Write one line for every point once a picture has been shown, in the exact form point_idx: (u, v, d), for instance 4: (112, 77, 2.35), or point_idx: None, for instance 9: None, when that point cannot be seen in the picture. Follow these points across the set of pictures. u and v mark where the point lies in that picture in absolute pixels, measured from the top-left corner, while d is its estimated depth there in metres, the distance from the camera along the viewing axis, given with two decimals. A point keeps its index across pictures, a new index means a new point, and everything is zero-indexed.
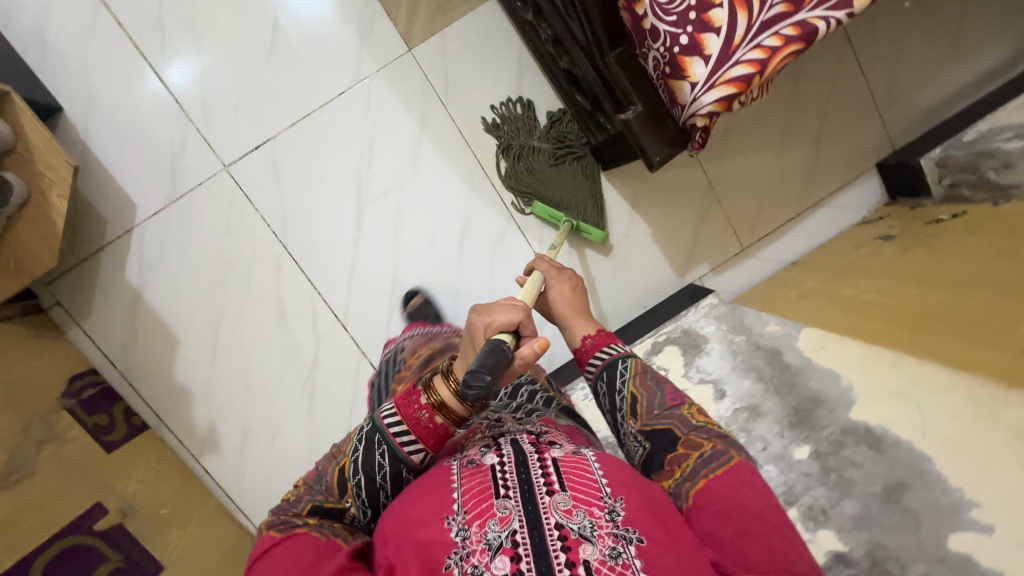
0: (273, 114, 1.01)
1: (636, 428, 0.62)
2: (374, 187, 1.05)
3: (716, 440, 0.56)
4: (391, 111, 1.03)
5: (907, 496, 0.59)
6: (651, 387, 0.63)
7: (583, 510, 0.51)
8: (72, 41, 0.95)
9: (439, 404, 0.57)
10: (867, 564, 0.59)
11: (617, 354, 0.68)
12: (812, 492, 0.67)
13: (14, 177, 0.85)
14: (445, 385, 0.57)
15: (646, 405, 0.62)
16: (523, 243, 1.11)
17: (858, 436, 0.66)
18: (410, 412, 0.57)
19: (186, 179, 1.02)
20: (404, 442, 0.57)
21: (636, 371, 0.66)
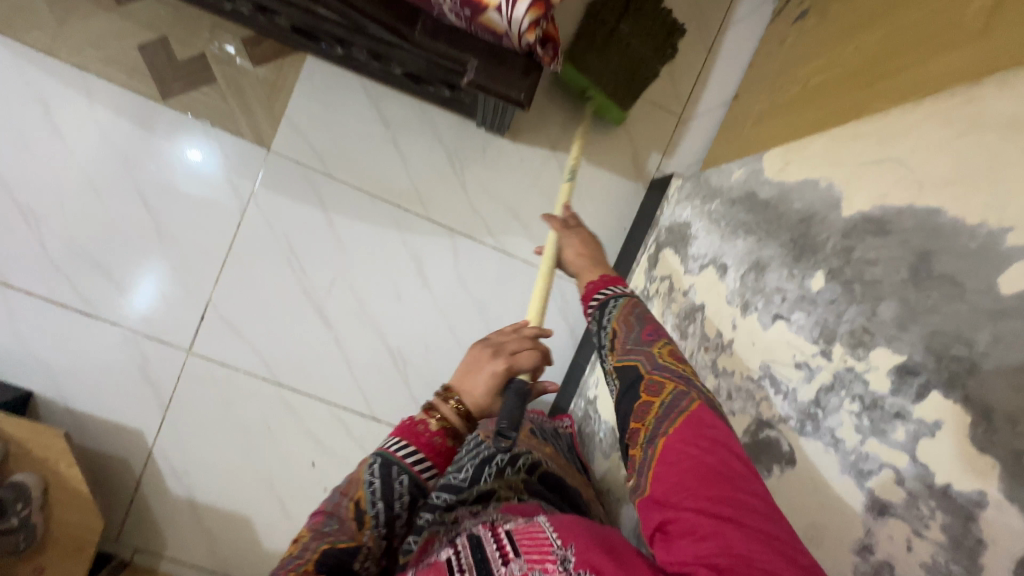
0: (197, 281, 1.01)
1: (613, 364, 0.55)
2: (321, 284, 1.04)
3: (678, 381, 0.48)
4: (290, 212, 1.02)
5: (938, 264, 0.44)
6: (632, 323, 0.56)
7: (538, 570, 0.44)
8: (4, 331, 0.98)
9: (447, 423, 0.49)
10: (932, 364, 0.43)
11: (611, 295, 0.60)
12: (846, 315, 0.50)
13: (25, 475, 0.88)
14: (445, 401, 0.51)
15: (622, 338, 0.55)
16: (478, 244, 1.07)
17: (860, 227, 0.52)
18: (420, 440, 0.48)
19: (165, 381, 1.03)
20: (416, 464, 0.47)
21: (624, 306, 0.58)
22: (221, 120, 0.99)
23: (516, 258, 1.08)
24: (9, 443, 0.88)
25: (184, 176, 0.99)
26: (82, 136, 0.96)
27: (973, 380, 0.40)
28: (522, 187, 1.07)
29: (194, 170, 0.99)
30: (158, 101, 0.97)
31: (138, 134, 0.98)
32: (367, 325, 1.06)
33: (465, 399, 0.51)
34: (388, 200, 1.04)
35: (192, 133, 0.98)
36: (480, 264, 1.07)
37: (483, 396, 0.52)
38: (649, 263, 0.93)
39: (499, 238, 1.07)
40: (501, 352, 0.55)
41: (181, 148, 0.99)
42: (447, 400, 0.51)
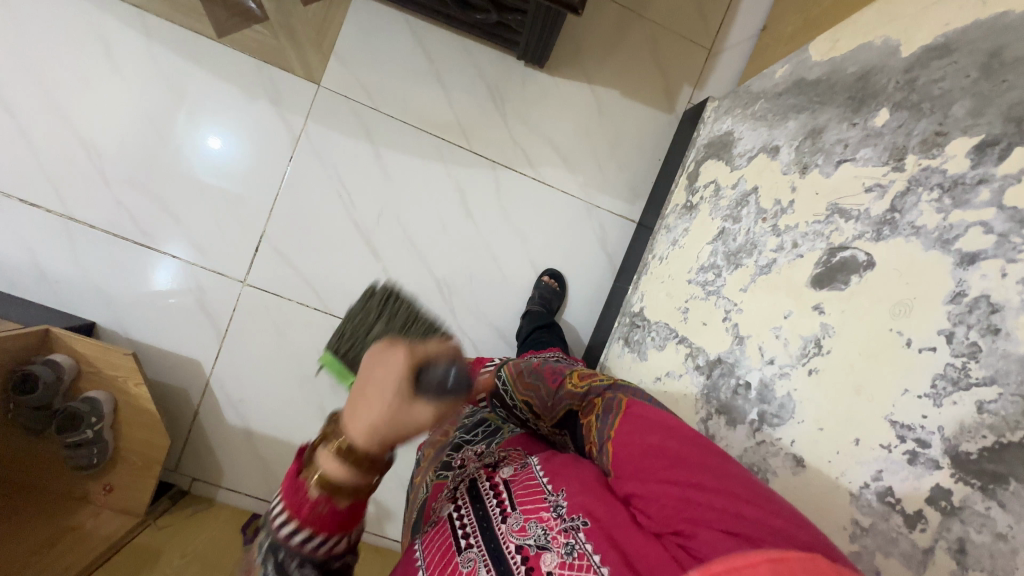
0: (251, 214, 1.05)
1: (549, 424, 0.61)
2: (369, 216, 1.08)
3: (605, 393, 0.54)
4: (339, 145, 1.06)
5: (1012, 49, 0.41)
6: (535, 384, 0.65)
7: (535, 520, 0.45)
8: (69, 264, 1.03)
9: (329, 485, 0.38)
10: (1017, 130, 0.39)
11: (494, 373, 0.73)
12: (915, 130, 0.48)
13: (96, 393, 0.92)
14: (327, 454, 0.38)
15: (539, 404, 0.62)
16: (519, 176, 1.11)
17: (923, 57, 0.49)
18: (304, 512, 0.38)
19: (221, 313, 1.07)
20: (300, 540, 0.38)
21: (516, 380, 0.68)
22: (273, 57, 1.03)
23: (556, 189, 1.12)
24: (80, 363, 0.92)
25: (205, 165, 1.04)
26: (141, 75, 1.01)
27: None
28: (560, 120, 1.11)
29: (213, 160, 1.04)
30: (214, 39, 1.01)
31: (194, 73, 1.02)
32: (414, 256, 1.10)
33: (351, 433, 0.38)
34: (433, 134, 1.08)
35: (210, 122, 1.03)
36: (521, 196, 1.11)
37: (380, 418, 0.38)
38: (691, 178, 0.96)
39: (538, 169, 1.11)
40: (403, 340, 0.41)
41: (203, 137, 1.03)
42: (327, 447, 0.39)
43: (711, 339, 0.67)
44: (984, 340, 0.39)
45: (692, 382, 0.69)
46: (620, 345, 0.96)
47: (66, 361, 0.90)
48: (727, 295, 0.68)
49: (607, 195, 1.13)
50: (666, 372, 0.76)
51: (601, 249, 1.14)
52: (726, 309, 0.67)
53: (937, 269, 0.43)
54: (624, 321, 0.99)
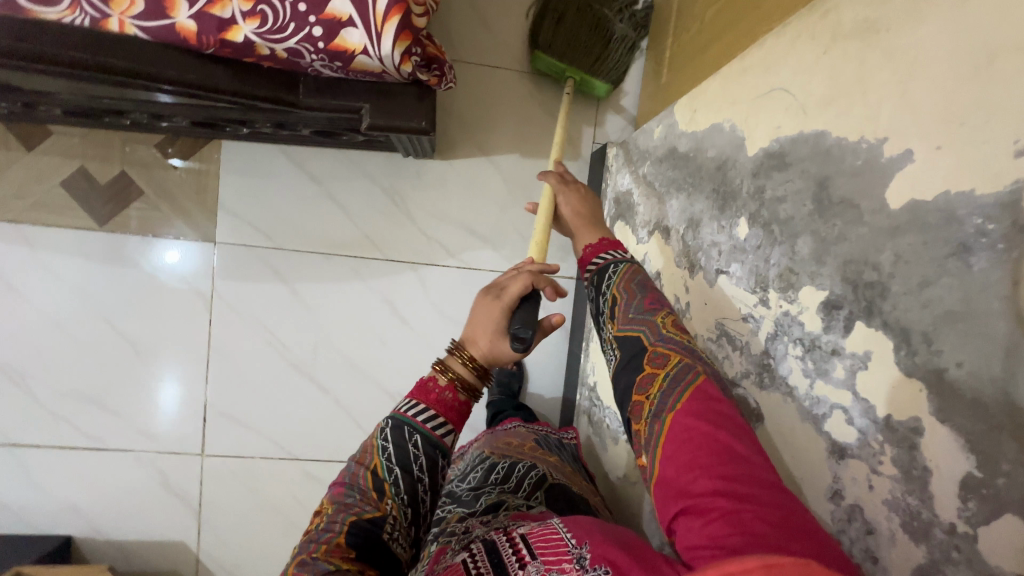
0: (189, 386, 1.02)
1: (612, 333, 0.56)
2: (305, 354, 1.04)
3: (682, 353, 0.49)
4: (253, 294, 1.02)
5: (835, 189, 0.45)
6: (634, 289, 0.57)
7: (556, 571, 0.48)
8: (27, 487, 1.01)
9: (457, 380, 0.56)
10: (852, 291, 0.43)
11: (612, 260, 0.60)
12: (772, 258, 0.51)
13: None
14: (455, 359, 0.57)
15: (624, 310, 0.55)
16: (444, 268, 1.06)
17: (764, 164, 0.53)
18: (433, 398, 0.55)
19: (189, 489, 1.04)
20: (427, 423, 0.54)
21: (623, 274, 0.58)
22: (160, 228, 0.99)
23: (485, 269, 1.07)
24: None
25: (160, 280, 0.99)
26: (39, 285, 0.97)
27: (886, 304, 0.40)
28: (468, 200, 1.06)
29: (168, 274, 0.99)
30: (98, 228, 0.97)
31: (89, 267, 0.98)
32: (362, 378, 1.06)
33: (470, 350, 0.58)
34: (344, 253, 1.03)
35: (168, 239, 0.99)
36: (451, 287, 1.07)
37: (487, 343, 0.58)
38: (608, 239, 0.92)
39: (462, 255, 1.06)
40: (497, 289, 0.60)
41: (160, 248, 0.99)
42: (455, 354, 0.58)
43: None
44: (865, 561, 0.42)
45: None
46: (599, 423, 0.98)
47: None
48: None
49: None
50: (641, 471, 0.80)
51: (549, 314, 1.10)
52: None
53: (815, 451, 0.47)
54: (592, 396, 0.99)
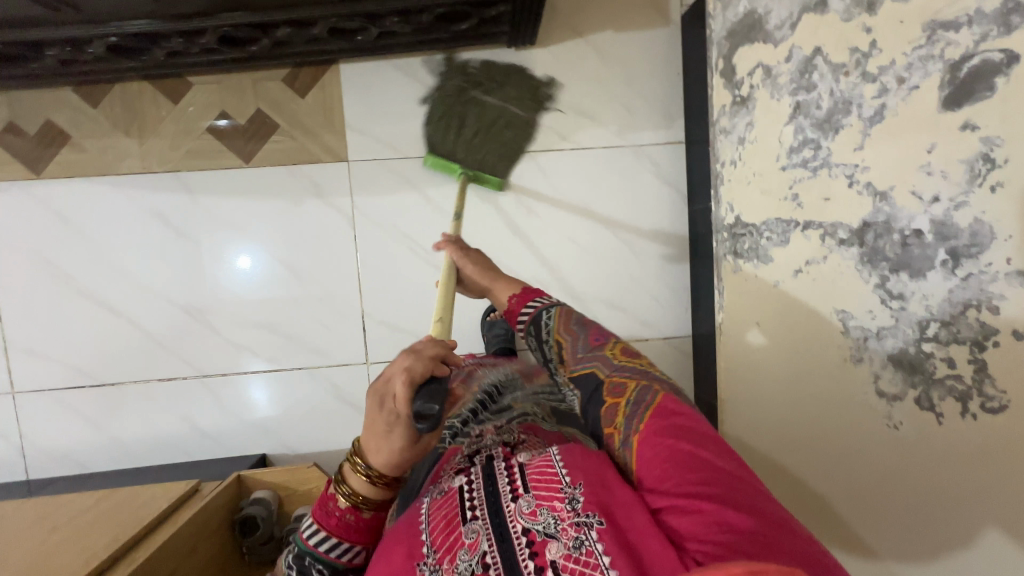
0: (345, 301, 1.10)
1: (568, 373, 0.71)
2: (444, 254, 1.11)
3: (641, 377, 0.64)
4: (389, 205, 1.09)
5: None
6: (576, 332, 0.73)
7: (547, 507, 0.50)
8: (221, 415, 1.11)
9: (355, 500, 0.57)
10: None
11: (541, 307, 0.79)
12: None
13: (305, 508, 0.99)
14: (354, 475, 0.57)
15: (571, 351, 0.72)
16: (559, 153, 1.11)
17: None
18: (334, 523, 0.57)
19: (362, 396, 1.13)
20: (324, 548, 0.56)
21: (560, 318, 0.76)
22: (300, 157, 1.07)
23: (597, 147, 1.12)
24: (279, 490, 1.00)
25: (234, 284, 1.08)
26: (202, 227, 1.07)
27: None
28: (569, 85, 1.10)
29: (247, 278, 1.08)
30: (245, 166, 1.06)
31: (242, 204, 1.07)
32: None
33: (368, 460, 0.56)
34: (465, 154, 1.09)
35: (246, 245, 1.08)
36: (567, 170, 1.12)
37: (386, 452, 0.56)
38: (725, 76, 0.94)
39: (573, 138, 1.11)
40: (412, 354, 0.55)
41: (238, 256, 1.08)
42: (355, 468, 0.57)
43: (843, 211, 0.67)
44: None
45: (846, 257, 0.67)
46: (730, 260, 0.97)
47: (268, 493, 0.98)
48: (841, 164, 0.66)
49: (645, 131, 1.12)
50: (805, 261, 0.75)
51: (664, 183, 1.13)
52: (847, 175, 0.66)
53: None
54: (723, 238, 1.00)
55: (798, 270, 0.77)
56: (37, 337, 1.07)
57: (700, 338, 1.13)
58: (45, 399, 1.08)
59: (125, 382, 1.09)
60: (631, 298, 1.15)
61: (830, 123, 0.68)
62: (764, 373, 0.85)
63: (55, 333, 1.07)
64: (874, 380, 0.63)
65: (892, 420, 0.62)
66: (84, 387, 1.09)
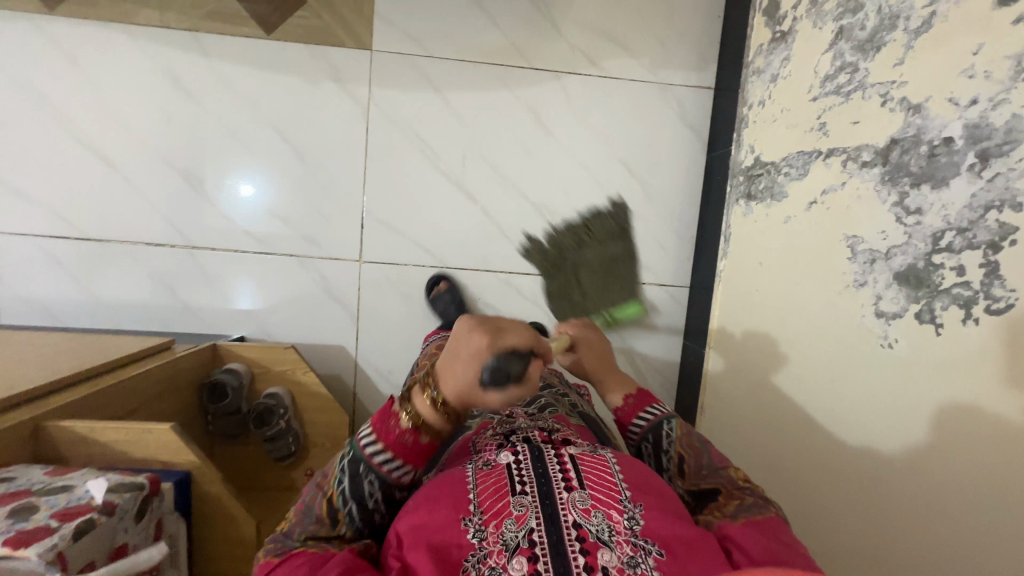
0: (348, 193, 1.08)
1: (684, 488, 0.60)
2: (454, 162, 1.09)
3: (763, 500, 0.56)
4: (406, 103, 1.06)
5: None
6: (697, 447, 0.62)
7: (603, 512, 0.47)
8: (204, 289, 1.09)
9: (420, 421, 0.48)
10: None
11: (661, 416, 0.66)
12: None
13: (276, 388, 0.98)
14: (422, 396, 0.49)
15: (694, 466, 0.60)
16: (586, 79, 1.09)
17: None
18: (392, 440, 0.48)
19: (349, 294, 1.11)
20: (381, 463, 0.48)
21: (683, 431, 0.63)
22: (323, 37, 1.04)
23: (625, 79, 1.09)
24: (252, 367, 0.98)
25: (233, 208, 1.07)
26: (213, 94, 1.04)
27: None
28: (608, 9, 1.07)
29: (247, 204, 1.07)
30: (265, 37, 1.03)
31: (257, 76, 1.04)
32: (508, 189, 1.10)
33: (442, 389, 0.48)
34: (492, 62, 1.07)
35: (252, 172, 1.06)
36: (592, 98, 1.09)
37: (457, 390, 0.47)
38: (768, 14, 0.93)
39: (603, 66, 1.09)
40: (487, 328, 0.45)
41: (241, 182, 1.07)
42: (426, 390, 0.49)
43: (871, 132, 0.65)
44: None
45: (866, 179, 0.65)
46: (742, 204, 0.96)
47: (240, 367, 0.96)
48: (877, 83, 0.65)
49: (676, 71, 1.10)
50: (821, 192, 0.74)
51: (687, 126, 1.11)
52: (881, 95, 0.64)
53: None
54: (739, 182, 0.98)
55: (813, 201, 0.76)
56: (28, 179, 1.04)
57: (698, 288, 1.12)
58: (27, 244, 1.06)
59: (113, 241, 1.07)
60: (636, 239, 1.14)
61: (872, 42, 0.66)
62: (796, 365, 0.77)
63: (47, 179, 1.04)
64: (875, 302, 0.63)
65: (887, 338, 0.61)
66: (70, 239, 1.06)
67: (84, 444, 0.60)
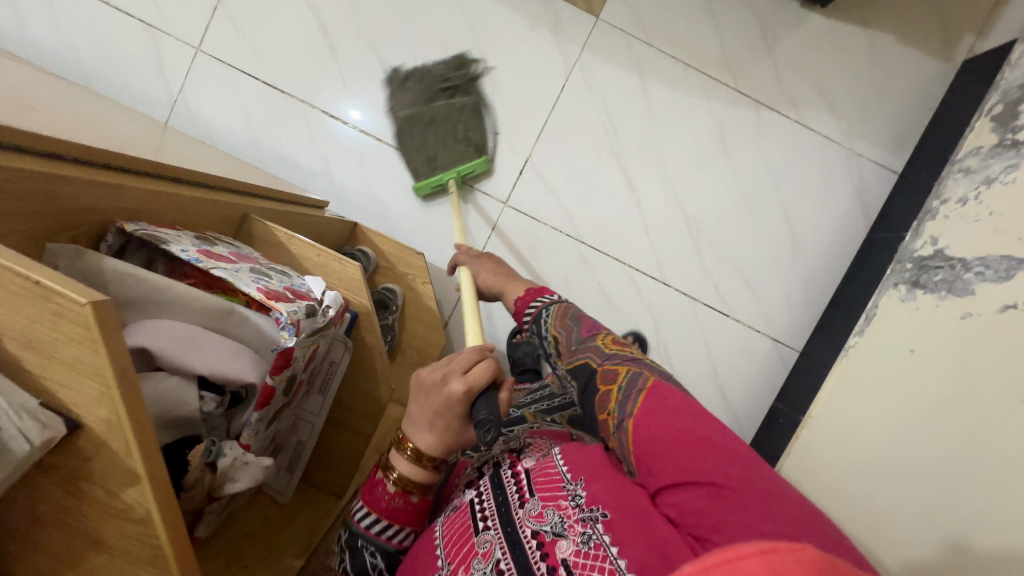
0: (522, 137, 1.10)
1: (564, 369, 0.59)
2: (629, 147, 1.10)
3: (632, 365, 0.52)
4: (609, 76, 1.08)
5: None
6: (570, 326, 0.61)
7: (553, 508, 0.47)
8: (354, 175, 1.12)
9: (404, 480, 0.50)
10: None
11: (544, 305, 0.66)
12: None
13: (393, 287, 0.98)
14: (401, 456, 0.51)
15: (567, 343, 0.59)
16: (783, 119, 1.09)
17: None
18: (382, 509, 0.51)
19: (481, 229, 1.12)
20: (385, 535, 0.52)
21: (558, 315, 0.63)
22: None
23: (817, 133, 1.10)
24: (380, 258, 1.00)
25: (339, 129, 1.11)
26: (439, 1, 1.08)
27: None
28: (828, 64, 1.08)
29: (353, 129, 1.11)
30: None
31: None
32: (667, 191, 1.11)
33: (421, 445, 0.50)
34: (702, 71, 1.08)
35: (353, 100, 1.10)
36: (780, 138, 1.10)
37: (442, 439, 0.49)
38: (996, 119, 0.92)
39: (802, 113, 1.09)
40: (450, 373, 0.48)
41: (345, 110, 1.11)
42: (404, 449, 0.51)
43: None
44: None
45: None
46: (903, 289, 0.94)
47: (371, 253, 0.98)
48: None
49: (869, 145, 1.10)
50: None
51: (858, 200, 1.11)
52: None
53: None
54: (904, 267, 0.96)
55: (1010, 305, 0.74)
56: (245, 14, 1.09)
57: (811, 357, 1.09)
58: (219, 69, 1.10)
59: (294, 97, 1.11)
60: (765, 286, 1.12)
61: None
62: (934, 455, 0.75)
63: (263, 20, 1.09)
64: None
65: None
66: (257, 79, 1.10)
67: (276, 250, 0.61)
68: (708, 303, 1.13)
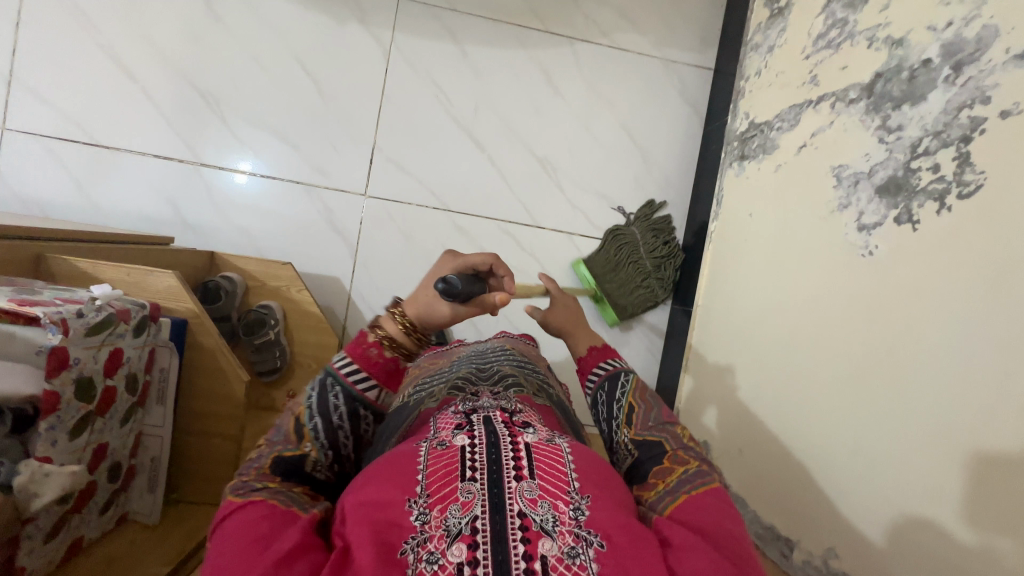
0: (362, 127, 1.11)
1: (628, 437, 0.55)
2: (466, 110, 1.13)
3: (704, 466, 0.49)
4: (426, 50, 1.12)
5: None
6: (649, 403, 0.57)
7: (550, 502, 0.40)
8: (205, 208, 1.10)
9: (386, 336, 0.49)
10: None
11: (620, 366, 0.62)
12: None
13: (271, 304, 0.97)
14: (390, 317, 0.50)
15: (641, 418, 0.55)
16: (598, 47, 1.16)
17: None
18: (358, 351, 0.49)
19: (350, 226, 1.12)
20: (354, 378, 0.48)
21: (638, 384, 0.59)
22: None
23: (632, 52, 1.17)
24: (247, 279, 0.98)
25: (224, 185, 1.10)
26: (240, 20, 1.08)
27: None
28: None
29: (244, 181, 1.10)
30: None
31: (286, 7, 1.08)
32: (514, 141, 1.15)
33: (406, 308, 0.50)
34: (511, 22, 1.14)
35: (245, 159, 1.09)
36: (601, 65, 1.16)
37: (421, 302, 0.50)
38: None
39: (613, 37, 1.16)
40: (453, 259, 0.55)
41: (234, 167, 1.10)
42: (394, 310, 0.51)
43: (858, 73, 0.72)
44: None
45: (852, 114, 0.71)
46: (736, 165, 1.01)
47: (237, 278, 0.96)
48: (864, 30, 0.72)
49: (680, 50, 1.18)
50: (811, 134, 0.80)
51: (686, 102, 1.19)
52: (868, 38, 0.71)
53: None
54: (732, 146, 1.04)
55: (803, 144, 0.81)
56: (44, 81, 1.05)
57: (687, 254, 1.16)
58: (32, 142, 1.06)
59: (121, 150, 1.08)
60: (631, 203, 1.19)
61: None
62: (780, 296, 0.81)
63: (65, 82, 1.06)
64: (857, 217, 0.68)
65: (868, 246, 0.66)
66: (77, 142, 1.07)
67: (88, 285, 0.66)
68: (585, 234, 1.18)
